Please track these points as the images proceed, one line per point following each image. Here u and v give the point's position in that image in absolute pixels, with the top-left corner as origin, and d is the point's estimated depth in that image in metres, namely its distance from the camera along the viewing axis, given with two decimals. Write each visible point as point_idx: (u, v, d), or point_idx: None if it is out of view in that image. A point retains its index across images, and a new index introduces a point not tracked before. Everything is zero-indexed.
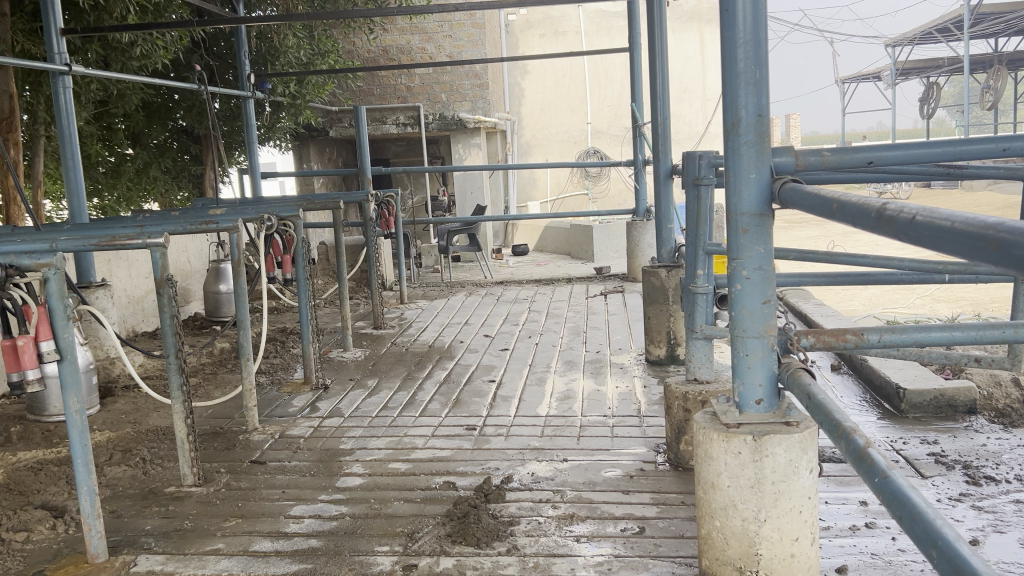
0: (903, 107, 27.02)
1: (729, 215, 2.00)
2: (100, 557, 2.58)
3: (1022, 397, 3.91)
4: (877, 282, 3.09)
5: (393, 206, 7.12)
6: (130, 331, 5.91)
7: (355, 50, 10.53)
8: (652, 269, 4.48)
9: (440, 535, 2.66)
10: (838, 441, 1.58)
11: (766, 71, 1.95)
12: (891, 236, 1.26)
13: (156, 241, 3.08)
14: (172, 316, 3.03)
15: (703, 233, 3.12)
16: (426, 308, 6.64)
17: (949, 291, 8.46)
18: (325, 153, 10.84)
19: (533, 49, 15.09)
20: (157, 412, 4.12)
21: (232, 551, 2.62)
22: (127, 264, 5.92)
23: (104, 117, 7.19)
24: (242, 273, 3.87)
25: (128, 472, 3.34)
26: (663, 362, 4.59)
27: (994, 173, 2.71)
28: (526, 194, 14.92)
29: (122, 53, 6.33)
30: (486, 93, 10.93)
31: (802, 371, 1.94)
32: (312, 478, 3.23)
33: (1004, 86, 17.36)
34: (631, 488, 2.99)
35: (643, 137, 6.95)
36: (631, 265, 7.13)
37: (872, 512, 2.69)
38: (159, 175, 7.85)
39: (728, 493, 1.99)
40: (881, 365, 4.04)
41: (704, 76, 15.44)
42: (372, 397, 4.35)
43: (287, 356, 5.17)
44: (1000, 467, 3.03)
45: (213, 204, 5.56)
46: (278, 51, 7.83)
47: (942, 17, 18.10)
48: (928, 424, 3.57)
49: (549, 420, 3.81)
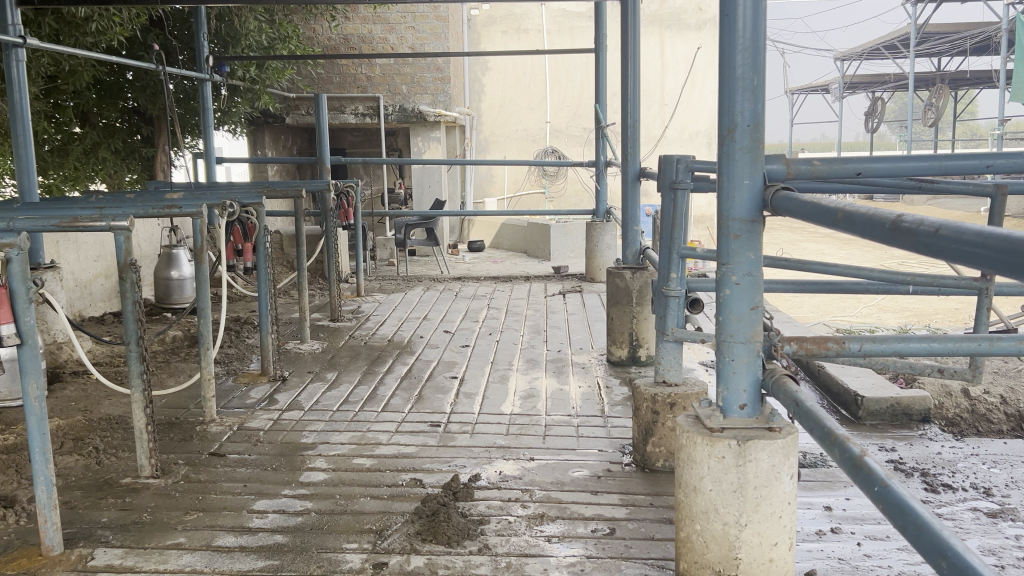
0: (849, 121, 27.71)
1: (720, 220, 2.01)
2: (55, 550, 2.48)
3: (971, 407, 4.03)
4: (845, 291, 3.13)
5: (353, 197, 7.02)
6: (77, 315, 5.73)
7: (316, 36, 10.49)
8: (617, 270, 4.49)
9: (409, 534, 2.62)
10: (830, 449, 1.59)
11: (764, 78, 1.96)
12: (906, 248, 1.26)
13: (120, 223, 2.96)
14: (134, 302, 2.93)
15: (678, 236, 3.14)
16: (383, 302, 6.57)
17: (894, 301, 8.70)
18: (280, 141, 10.65)
19: (494, 46, 15.06)
20: (109, 400, 4.00)
21: (194, 546, 2.55)
22: (76, 246, 5.74)
23: (53, 93, 6.93)
24: (204, 260, 3.77)
25: (80, 462, 3.23)
26: (624, 363, 4.62)
27: (964, 189, 2.77)
28: (483, 191, 14.88)
29: (76, 28, 6.12)
30: (447, 87, 10.88)
31: (786, 377, 1.95)
32: (274, 472, 3.16)
33: (947, 104, 17.89)
34: (600, 489, 2.99)
35: (606, 139, 6.98)
36: (590, 266, 7.17)
37: (837, 517, 2.73)
38: (109, 155, 7.50)
39: (710, 497, 1.99)
40: (839, 373, 4.11)
41: (662, 81, 15.59)
42: (332, 390, 4.29)
43: (243, 346, 5.06)
44: (956, 475, 3.11)
45: (170, 189, 5.42)
46: (239, 33, 7.68)
47: (891, 34, 18.58)
48: (884, 432, 3.65)
49: (514, 418, 3.80)
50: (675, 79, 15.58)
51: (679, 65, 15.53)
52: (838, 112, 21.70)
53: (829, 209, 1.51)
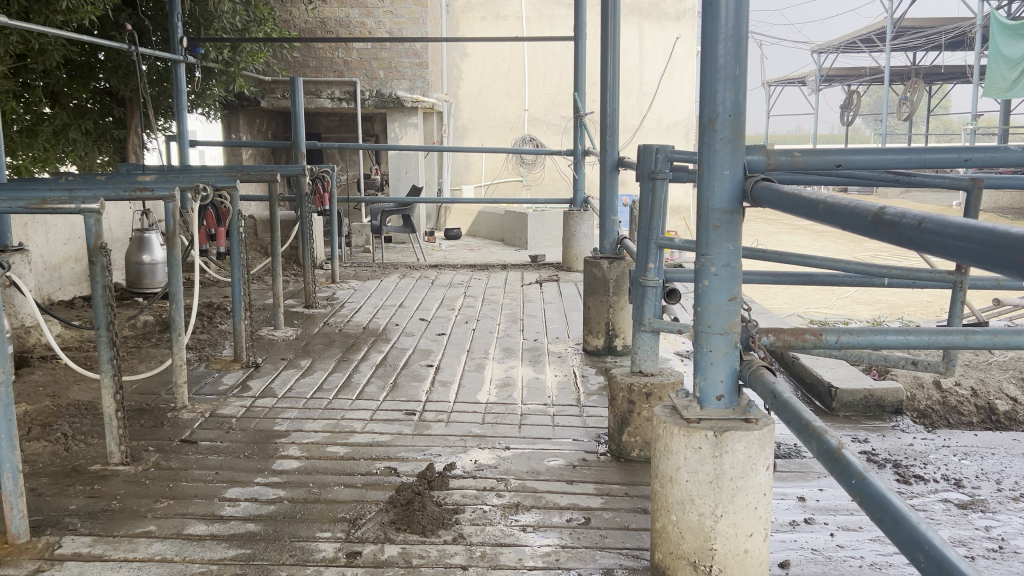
0: (826, 113, 27.87)
1: (700, 210, 2.00)
2: (22, 538, 2.44)
3: (942, 399, 4.07)
4: (821, 283, 3.14)
5: (329, 182, 6.94)
6: (46, 299, 5.64)
7: (292, 19, 10.38)
8: (595, 260, 4.48)
9: (383, 523, 2.60)
10: (807, 441, 1.59)
11: (746, 68, 1.95)
12: (889, 241, 1.25)
13: (90, 206, 2.91)
14: (104, 286, 2.88)
15: (656, 225, 3.13)
16: (359, 289, 6.53)
17: (867, 294, 8.78)
18: (255, 124, 10.51)
19: (473, 32, 14.96)
20: (78, 385, 3.94)
21: (164, 535, 2.51)
22: (45, 229, 5.64)
23: (22, 72, 6.79)
24: (177, 244, 3.71)
25: (48, 449, 3.17)
26: (600, 352, 4.62)
27: (940, 183, 2.78)
28: (460, 178, 14.82)
29: (46, 6, 5.98)
30: (425, 72, 10.80)
31: (764, 369, 1.95)
32: (246, 460, 3.13)
33: (921, 98, 18.06)
34: (575, 478, 2.98)
35: (585, 127, 6.95)
36: (568, 255, 7.17)
37: (810, 508, 2.75)
38: (79, 137, 7.40)
39: (686, 488, 1.99)
40: (813, 364, 4.13)
41: (641, 70, 15.57)
42: (306, 377, 4.25)
43: (215, 332, 5.00)
44: (928, 467, 3.14)
45: (142, 171, 5.32)
46: (213, 15, 7.56)
47: (867, 28, 18.70)
48: (858, 423, 3.68)
49: (490, 407, 3.79)
50: (654, 69, 15.58)
51: (657, 55, 15.52)
52: (813, 104, 21.86)
53: (810, 200, 1.50)
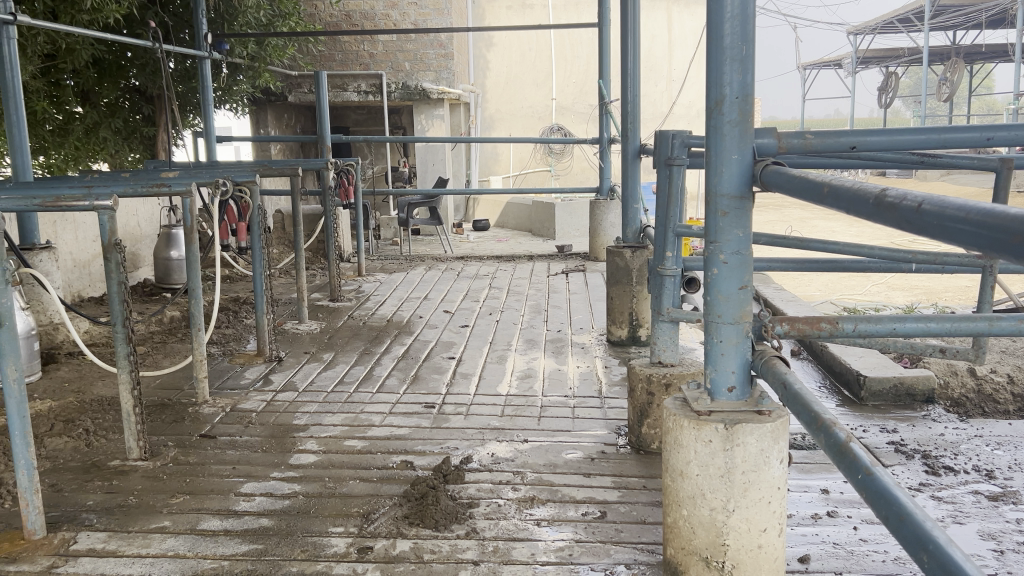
0: (862, 96, 27.33)
1: (708, 196, 1.94)
2: (38, 534, 2.45)
3: (977, 387, 3.96)
4: (845, 269, 3.05)
5: (353, 175, 6.92)
6: (75, 296, 5.71)
7: (318, 13, 10.40)
8: (617, 249, 4.42)
9: (396, 517, 2.58)
10: (816, 433, 1.53)
11: (753, 47, 1.87)
12: (891, 225, 1.19)
13: (104, 203, 2.91)
14: (119, 282, 2.89)
15: (674, 213, 3.06)
16: (384, 282, 6.52)
17: (904, 279, 8.59)
18: (283, 119, 10.57)
19: (500, 21, 14.90)
20: (102, 381, 3.98)
21: (178, 530, 2.52)
22: (74, 227, 5.71)
23: (52, 72, 6.89)
24: (195, 241, 3.72)
25: (70, 444, 3.20)
26: (624, 343, 4.56)
27: (967, 163, 2.67)
28: (488, 169, 14.78)
29: (71, 6, 6.05)
30: (450, 63, 10.77)
31: (776, 359, 1.88)
32: (264, 454, 3.13)
33: (960, 79, 17.63)
34: (593, 472, 2.94)
35: (610, 115, 6.86)
36: (594, 244, 7.11)
37: (833, 501, 2.67)
38: (110, 135, 7.47)
39: (697, 482, 1.94)
40: (842, 352, 4.03)
41: (670, 56, 15.38)
42: (327, 371, 4.24)
43: (240, 327, 5.03)
44: (958, 457, 3.04)
45: (166, 168, 5.36)
46: (237, 11, 7.59)
47: (903, 7, 18.29)
48: (887, 412, 3.58)
49: (509, 399, 3.75)
50: (683, 55, 15.39)
51: (687, 40, 15.33)
52: (849, 87, 21.44)
53: (815, 183, 1.44)
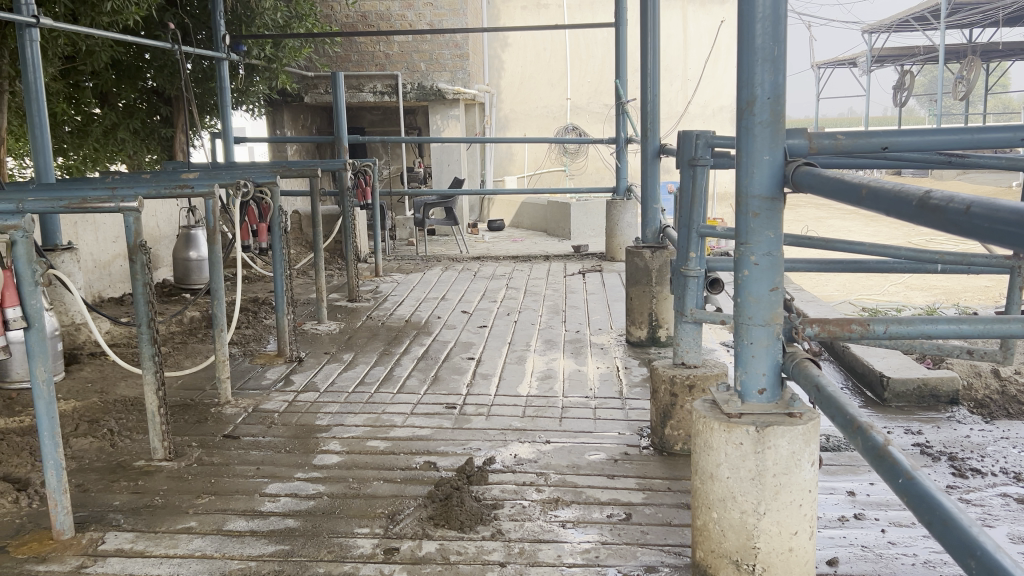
0: (877, 95, 27.17)
1: (739, 197, 1.93)
2: (66, 534, 2.47)
3: (1001, 388, 3.92)
4: (870, 270, 3.03)
5: (370, 176, 6.91)
6: (96, 297, 5.75)
7: (334, 14, 10.42)
8: (636, 250, 4.40)
9: (421, 518, 2.58)
10: (852, 437, 1.52)
11: (785, 48, 1.87)
12: (936, 227, 1.18)
13: (129, 204, 2.92)
14: (145, 284, 2.90)
15: (697, 213, 3.04)
16: (402, 282, 6.53)
17: (922, 279, 8.54)
18: (299, 120, 10.61)
19: (514, 22, 14.91)
20: (125, 381, 4.00)
21: (205, 530, 2.53)
22: (94, 227, 5.74)
23: (71, 74, 6.95)
24: (218, 242, 3.73)
25: (95, 444, 3.22)
26: (644, 343, 4.55)
27: (996, 163, 2.64)
28: (503, 169, 14.77)
29: (92, 8, 6.09)
30: (465, 63, 10.77)
31: (807, 362, 1.87)
32: (288, 455, 3.13)
33: (977, 77, 17.49)
34: (616, 473, 2.93)
35: (627, 115, 6.83)
36: (611, 245, 7.09)
37: (860, 503, 2.66)
38: (128, 136, 7.52)
39: (727, 485, 1.93)
40: (864, 353, 4.01)
41: (685, 55, 15.33)
42: (348, 371, 4.25)
43: (260, 327, 5.05)
44: (986, 459, 3.02)
45: (185, 169, 5.38)
46: (254, 12, 7.60)
47: (920, 5, 18.15)
48: (911, 414, 3.56)
49: (531, 400, 3.75)
50: (698, 54, 15.34)
51: (702, 39, 15.29)
52: (865, 86, 21.31)
53: (853, 185, 1.43)
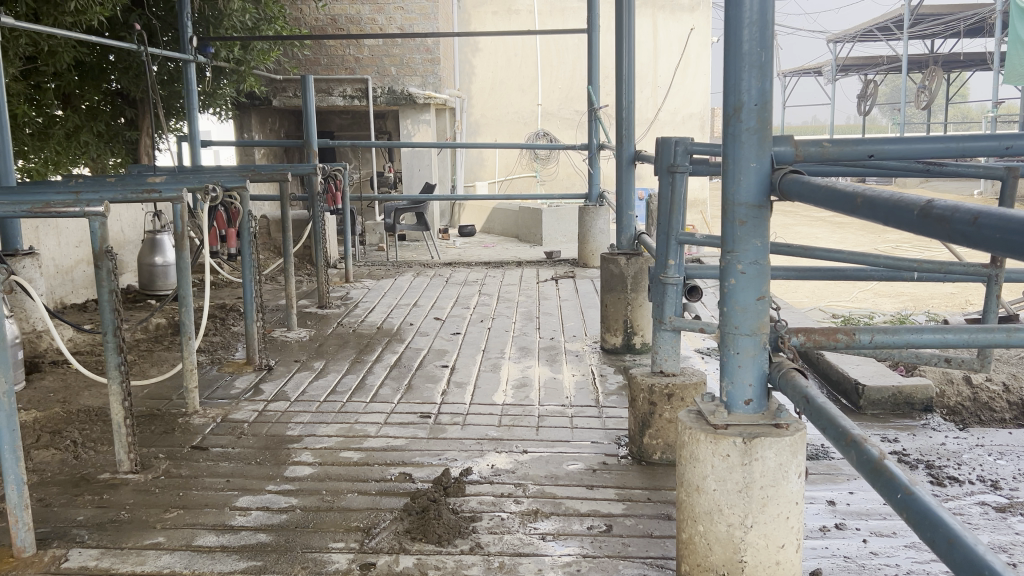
0: (842, 104, 27.53)
1: (725, 205, 1.90)
2: (27, 551, 2.37)
3: (974, 396, 3.95)
4: (848, 278, 3.02)
5: (341, 181, 6.83)
6: (58, 303, 5.60)
7: (303, 17, 10.32)
8: (612, 256, 4.38)
9: (398, 532, 2.52)
10: (845, 450, 1.49)
11: (772, 54, 1.84)
12: (938, 237, 1.15)
13: (95, 209, 2.81)
14: (110, 291, 2.81)
15: (676, 221, 3.01)
16: (373, 288, 6.46)
17: (890, 286, 8.63)
18: (267, 123, 10.48)
19: (485, 27, 14.89)
20: (89, 391, 3.88)
21: (174, 546, 2.44)
22: (56, 232, 5.61)
23: (33, 74, 6.73)
24: (186, 247, 3.64)
25: (58, 457, 3.12)
26: (619, 350, 4.52)
27: (973, 172, 2.64)
28: (474, 174, 14.74)
29: (54, 7, 5.95)
30: (437, 68, 10.72)
31: (794, 372, 1.84)
32: (258, 467, 3.05)
33: (939, 87, 17.79)
34: (596, 483, 2.89)
35: (599, 121, 6.81)
36: (584, 251, 7.08)
37: (840, 513, 2.64)
38: (91, 140, 7.29)
39: (714, 498, 1.90)
40: (838, 361, 4.02)
41: (655, 62, 15.42)
42: (319, 380, 4.17)
43: (228, 335, 4.94)
44: (962, 467, 3.02)
45: (152, 172, 5.27)
46: (222, 14, 7.49)
47: (884, 16, 18.42)
48: (887, 421, 3.57)
49: (506, 409, 3.70)
50: (668, 61, 15.43)
51: (672, 47, 15.37)
52: (831, 94, 21.59)
53: (846, 194, 1.41)
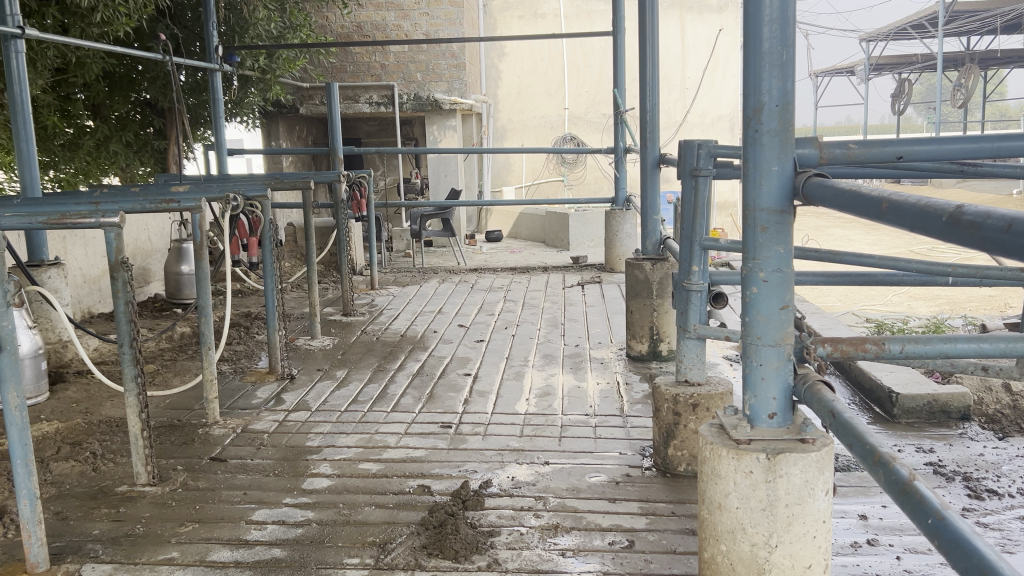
0: (875, 103, 27.15)
1: (746, 210, 1.82)
2: (41, 567, 2.35)
3: (1013, 403, 3.82)
4: (880, 283, 2.91)
5: (365, 188, 6.80)
6: (86, 312, 5.63)
7: (329, 24, 10.34)
8: (637, 262, 4.29)
9: (414, 547, 2.46)
10: (873, 469, 1.40)
11: (793, 53, 1.77)
12: (967, 245, 1.07)
13: (111, 219, 2.77)
14: (126, 302, 2.79)
15: (700, 226, 2.94)
16: (397, 295, 6.43)
17: (926, 290, 8.44)
18: (294, 131, 10.53)
19: (511, 31, 14.85)
20: (111, 401, 3.88)
21: (187, 562, 2.41)
22: (83, 242, 5.65)
23: (63, 85, 6.81)
24: (205, 257, 3.61)
25: (77, 469, 3.11)
26: (645, 358, 4.44)
27: (1012, 172, 2.52)
28: (501, 179, 14.73)
29: (82, 19, 6.00)
30: (462, 74, 10.69)
31: (821, 385, 1.76)
32: (276, 479, 3.02)
33: (975, 84, 17.43)
34: (618, 496, 2.81)
35: (625, 125, 6.71)
36: (610, 257, 6.99)
37: (873, 528, 2.54)
38: (120, 149, 7.34)
39: (736, 516, 1.81)
40: (871, 368, 3.90)
41: (684, 64, 15.29)
42: (341, 389, 4.13)
43: (251, 343, 4.94)
44: (1002, 479, 2.91)
45: (177, 181, 5.28)
46: (248, 23, 7.52)
47: (917, 14, 18.09)
48: (921, 430, 3.45)
49: (529, 418, 3.64)
50: (696, 63, 15.29)
51: (700, 48, 15.23)
52: (864, 94, 21.29)
53: (873, 199, 1.33)
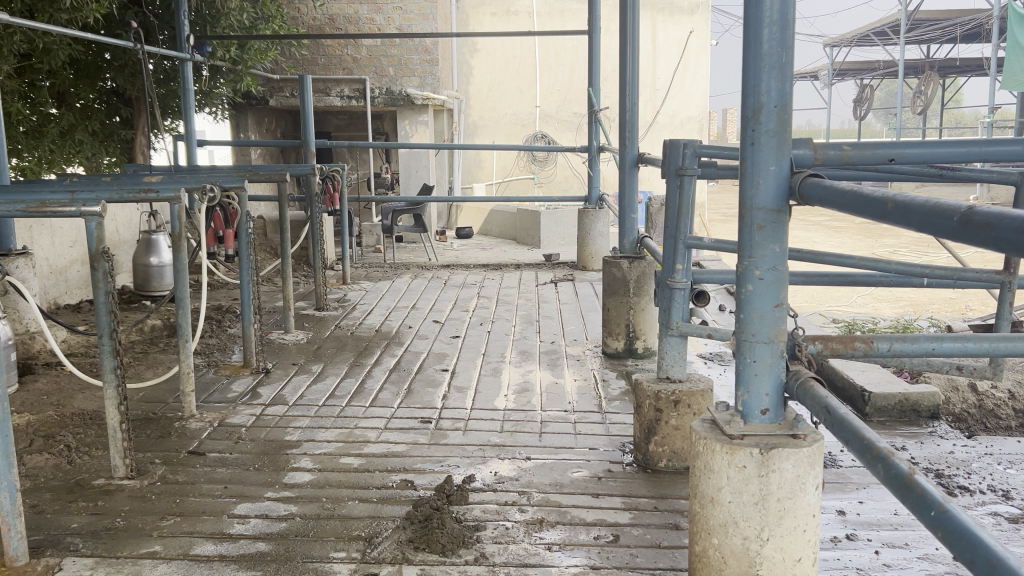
0: (839, 108, 27.58)
1: (742, 209, 1.85)
2: (20, 561, 2.31)
3: (980, 403, 3.91)
4: (858, 284, 2.97)
5: (338, 181, 6.75)
6: (51, 303, 5.52)
7: (301, 16, 10.26)
8: (614, 260, 4.33)
9: (401, 541, 2.47)
10: (871, 464, 1.44)
11: (792, 55, 1.80)
12: (980, 244, 1.10)
13: (92, 208, 2.72)
14: (106, 293, 2.74)
15: (684, 225, 2.97)
16: (370, 290, 6.41)
17: (890, 292, 8.60)
18: (263, 123, 10.41)
19: (483, 28, 14.84)
20: (83, 394, 3.81)
21: (171, 555, 2.39)
22: (50, 232, 5.54)
23: (27, 72, 6.66)
24: (183, 247, 3.57)
25: (51, 461, 3.05)
26: (621, 355, 4.47)
27: (989, 177, 2.58)
28: (471, 175, 14.71)
29: (50, 4, 5.87)
30: (435, 69, 10.66)
31: (812, 382, 1.80)
32: (256, 473, 2.99)
33: (936, 92, 17.82)
34: (601, 491, 2.84)
35: (599, 124, 6.73)
36: (583, 255, 7.02)
37: (851, 523, 2.60)
38: (86, 138, 7.16)
39: (729, 510, 1.84)
40: (844, 367, 3.97)
41: (654, 65, 15.40)
42: (317, 383, 4.11)
43: (224, 337, 4.88)
44: (972, 476, 2.98)
45: (149, 171, 5.21)
46: (220, 13, 7.43)
47: (881, 21, 18.41)
48: (893, 429, 3.53)
49: (508, 414, 3.65)
50: (667, 64, 15.41)
51: (670, 49, 15.35)
52: (828, 98, 21.64)
53: (878, 199, 1.36)
